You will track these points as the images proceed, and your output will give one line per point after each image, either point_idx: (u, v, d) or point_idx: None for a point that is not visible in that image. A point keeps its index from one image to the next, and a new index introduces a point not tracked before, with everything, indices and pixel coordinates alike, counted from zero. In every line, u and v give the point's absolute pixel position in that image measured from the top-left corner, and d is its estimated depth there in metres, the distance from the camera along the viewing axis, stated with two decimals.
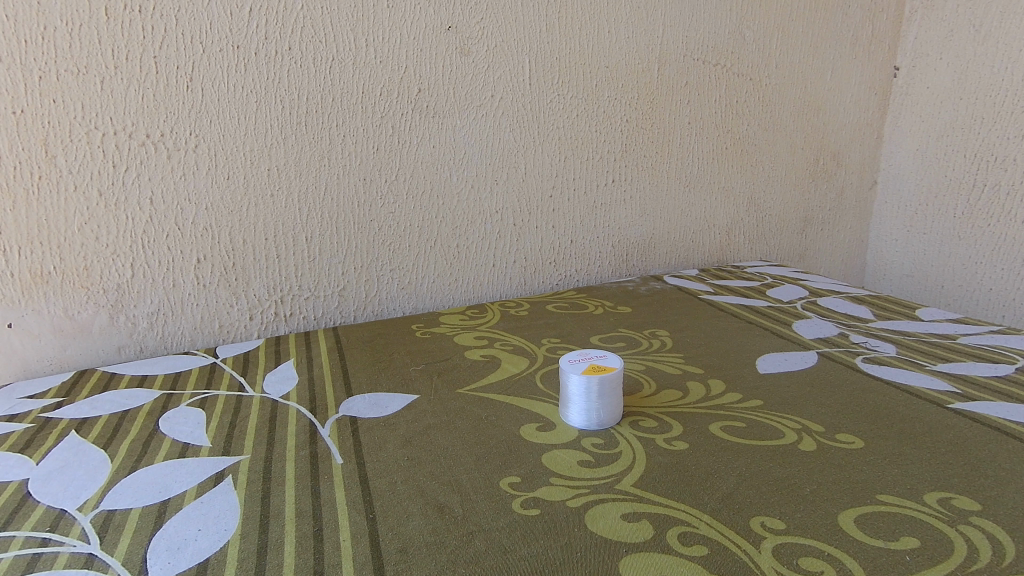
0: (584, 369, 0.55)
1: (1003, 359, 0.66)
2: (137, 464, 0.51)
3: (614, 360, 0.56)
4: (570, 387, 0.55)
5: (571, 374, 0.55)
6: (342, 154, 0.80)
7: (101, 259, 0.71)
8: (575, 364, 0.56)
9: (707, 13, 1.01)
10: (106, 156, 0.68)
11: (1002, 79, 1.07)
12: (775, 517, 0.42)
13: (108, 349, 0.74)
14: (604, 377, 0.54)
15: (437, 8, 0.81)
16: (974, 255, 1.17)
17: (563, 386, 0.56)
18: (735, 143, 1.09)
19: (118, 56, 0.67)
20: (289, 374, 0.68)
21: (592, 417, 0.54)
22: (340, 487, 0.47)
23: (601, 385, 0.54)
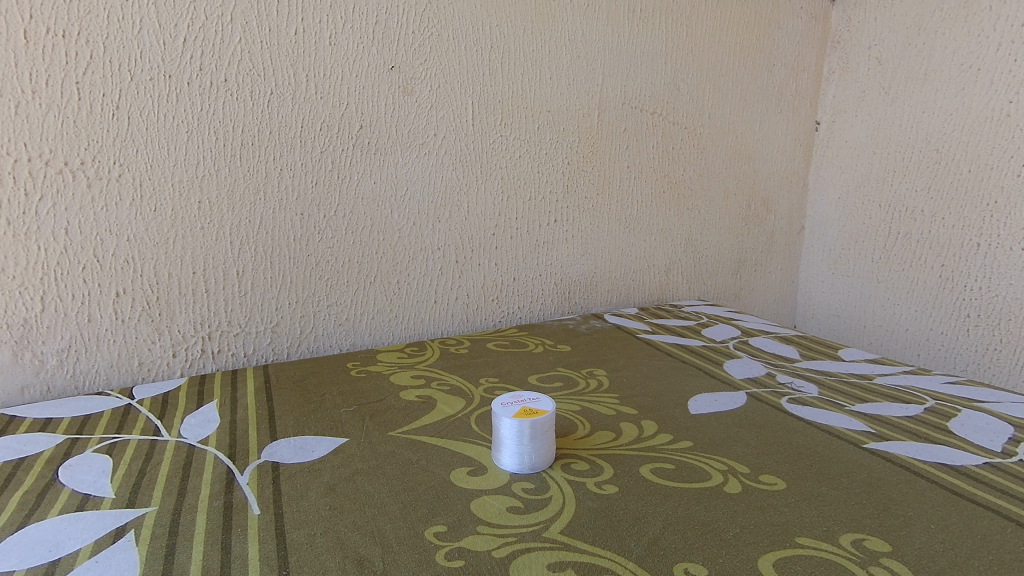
0: (516, 412, 0.55)
1: (914, 399, 0.70)
2: (26, 519, 0.47)
3: (546, 403, 0.56)
4: (501, 430, 0.54)
5: (502, 417, 0.54)
6: (279, 187, 0.78)
7: (6, 291, 0.66)
8: (507, 407, 0.56)
9: (644, 64, 1.06)
10: (18, 184, 0.64)
11: (909, 136, 1.17)
12: (697, 563, 0.42)
13: (9, 389, 0.68)
14: (536, 420, 0.53)
15: (381, 47, 0.82)
16: (892, 297, 1.24)
17: (496, 429, 0.55)
18: (672, 187, 1.14)
19: (37, 81, 0.64)
20: (211, 416, 0.65)
21: (524, 461, 0.53)
22: (254, 541, 0.44)
23: (532, 428, 0.53)
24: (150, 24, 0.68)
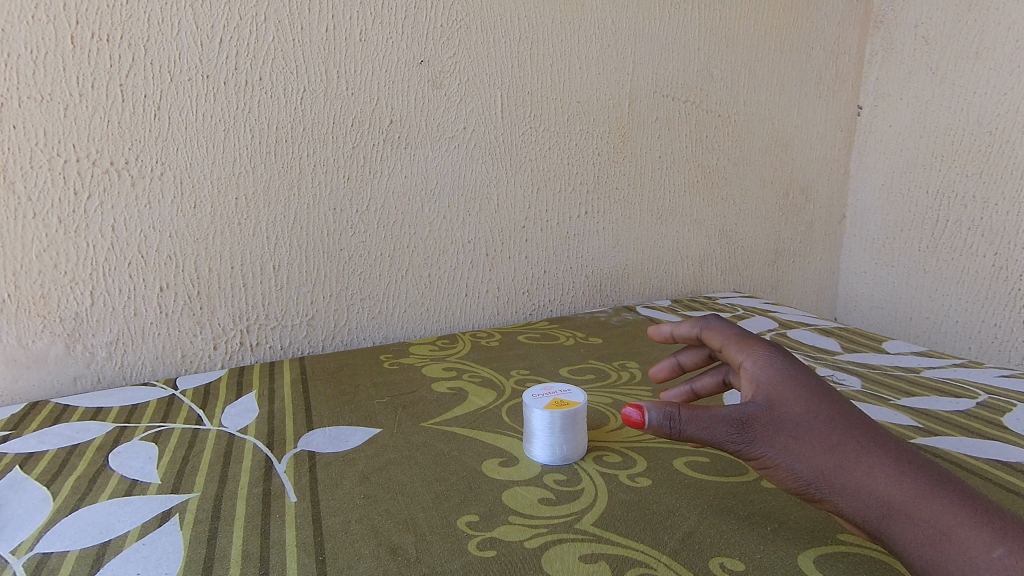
0: (547, 403, 0.54)
1: (966, 393, 0.67)
2: (80, 503, 0.49)
3: (578, 395, 0.56)
4: (532, 421, 0.54)
5: (534, 408, 0.54)
6: (313, 183, 0.80)
7: (59, 287, 0.69)
8: (538, 399, 0.55)
9: (676, 52, 1.04)
10: (68, 184, 0.67)
11: (959, 119, 1.12)
12: (734, 558, 0.41)
13: (62, 380, 0.71)
14: (568, 412, 0.53)
15: (410, 42, 0.82)
16: (940, 288, 1.19)
17: (527, 420, 0.55)
18: (705, 177, 1.11)
19: (84, 85, 0.66)
20: (250, 406, 0.67)
21: (556, 452, 0.53)
22: (291, 527, 0.45)
23: (564, 420, 0.53)
24: (188, 26, 0.70)
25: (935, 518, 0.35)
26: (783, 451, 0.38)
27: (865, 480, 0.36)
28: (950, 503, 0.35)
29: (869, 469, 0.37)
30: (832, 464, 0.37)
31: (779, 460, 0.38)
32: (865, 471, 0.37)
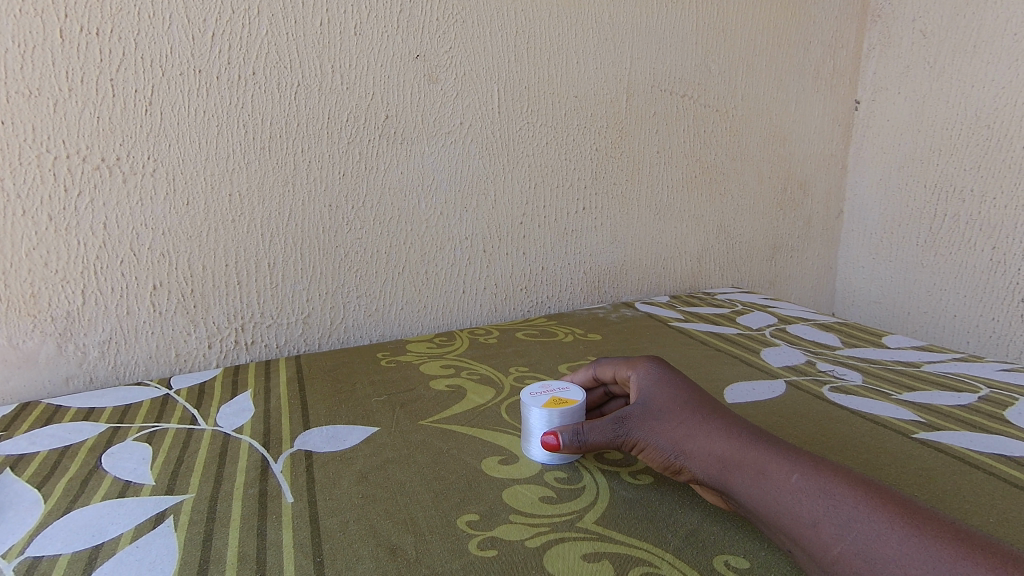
0: (545, 402, 0.54)
1: (966, 387, 0.67)
2: (72, 505, 0.48)
3: (577, 393, 0.55)
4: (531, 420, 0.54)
5: (532, 407, 0.53)
6: (308, 179, 0.79)
7: (49, 286, 0.68)
8: (535, 397, 0.55)
9: (674, 46, 1.03)
10: (58, 180, 0.66)
11: (957, 113, 1.12)
12: (738, 556, 0.41)
13: (54, 380, 0.70)
14: (564, 410, 0.52)
15: (406, 36, 0.81)
16: (938, 282, 1.19)
17: (525, 419, 0.54)
18: (703, 172, 1.11)
19: (73, 79, 0.65)
20: (245, 405, 0.66)
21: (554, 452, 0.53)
22: (288, 528, 0.44)
23: (562, 417, 0.53)
24: (179, 19, 0.69)
25: (754, 463, 0.42)
26: (650, 432, 0.48)
27: (702, 442, 0.45)
28: (767, 450, 0.43)
29: (708, 431, 0.45)
30: (683, 435, 0.46)
31: (647, 440, 0.48)
32: (703, 435, 0.45)
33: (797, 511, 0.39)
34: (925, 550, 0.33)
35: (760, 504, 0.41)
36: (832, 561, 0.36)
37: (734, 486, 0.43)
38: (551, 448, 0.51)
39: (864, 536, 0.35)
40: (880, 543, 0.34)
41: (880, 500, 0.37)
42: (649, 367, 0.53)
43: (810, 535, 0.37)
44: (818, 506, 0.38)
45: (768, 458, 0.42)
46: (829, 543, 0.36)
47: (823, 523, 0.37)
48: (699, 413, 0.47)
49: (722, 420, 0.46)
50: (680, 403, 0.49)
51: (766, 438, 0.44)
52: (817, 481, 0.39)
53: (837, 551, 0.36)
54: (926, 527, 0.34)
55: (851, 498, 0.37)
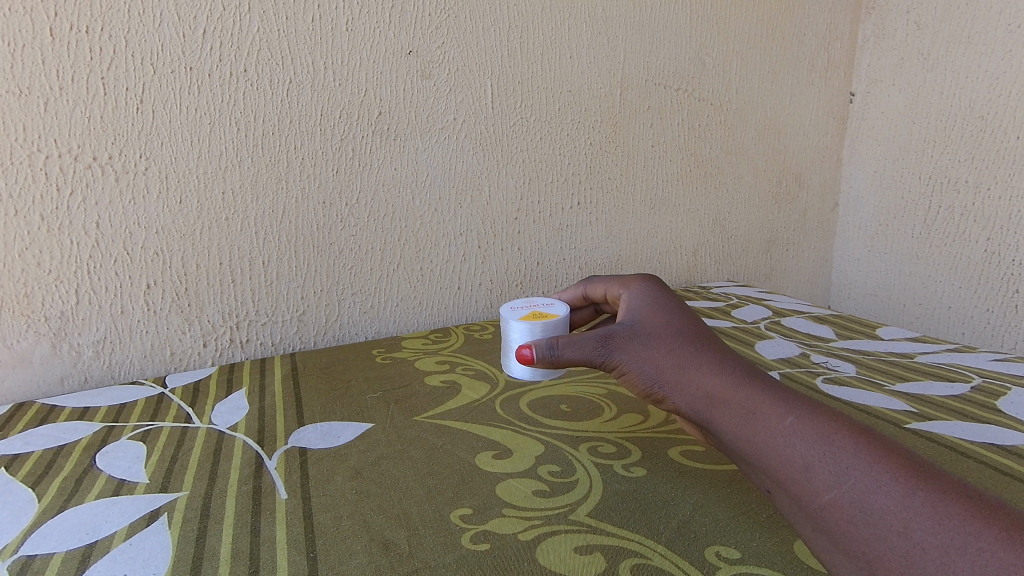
0: (524, 317, 0.57)
1: (960, 377, 0.67)
2: (66, 504, 0.48)
3: (555, 310, 0.58)
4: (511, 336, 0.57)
5: (511, 320, 0.56)
6: (301, 177, 0.79)
7: (43, 285, 0.67)
8: (515, 314, 0.58)
9: (668, 39, 1.03)
10: (50, 180, 0.66)
11: (951, 104, 1.12)
12: (730, 546, 0.41)
13: (49, 380, 0.70)
14: (545, 323, 0.55)
15: (397, 31, 0.81)
16: (933, 274, 1.20)
17: (506, 335, 0.58)
18: (699, 165, 1.11)
19: (63, 78, 0.65)
20: (240, 403, 0.66)
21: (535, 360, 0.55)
22: (282, 524, 0.44)
23: (542, 329, 0.56)
24: (169, 17, 0.68)
25: (745, 401, 0.40)
26: (637, 357, 0.45)
27: (692, 375, 0.43)
28: (761, 389, 0.40)
29: (699, 365, 0.43)
30: (671, 365, 0.44)
31: (631, 364, 0.45)
32: (694, 369, 0.43)
33: (790, 454, 0.36)
34: (927, 503, 0.31)
35: (747, 443, 0.39)
36: (822, 507, 0.34)
37: (721, 422, 0.40)
38: (525, 361, 0.49)
39: (861, 485, 0.33)
40: (879, 494, 0.33)
41: (879, 449, 0.35)
42: (642, 292, 0.52)
43: (801, 480, 0.35)
44: (814, 451, 0.36)
45: (762, 399, 0.39)
46: (822, 489, 0.34)
47: (818, 469, 0.35)
48: (692, 345, 0.45)
49: (715, 355, 0.44)
50: (673, 334, 0.46)
51: (759, 377, 0.41)
52: (814, 425, 0.37)
53: (830, 498, 0.34)
54: (927, 480, 0.33)
55: (850, 445, 0.35)
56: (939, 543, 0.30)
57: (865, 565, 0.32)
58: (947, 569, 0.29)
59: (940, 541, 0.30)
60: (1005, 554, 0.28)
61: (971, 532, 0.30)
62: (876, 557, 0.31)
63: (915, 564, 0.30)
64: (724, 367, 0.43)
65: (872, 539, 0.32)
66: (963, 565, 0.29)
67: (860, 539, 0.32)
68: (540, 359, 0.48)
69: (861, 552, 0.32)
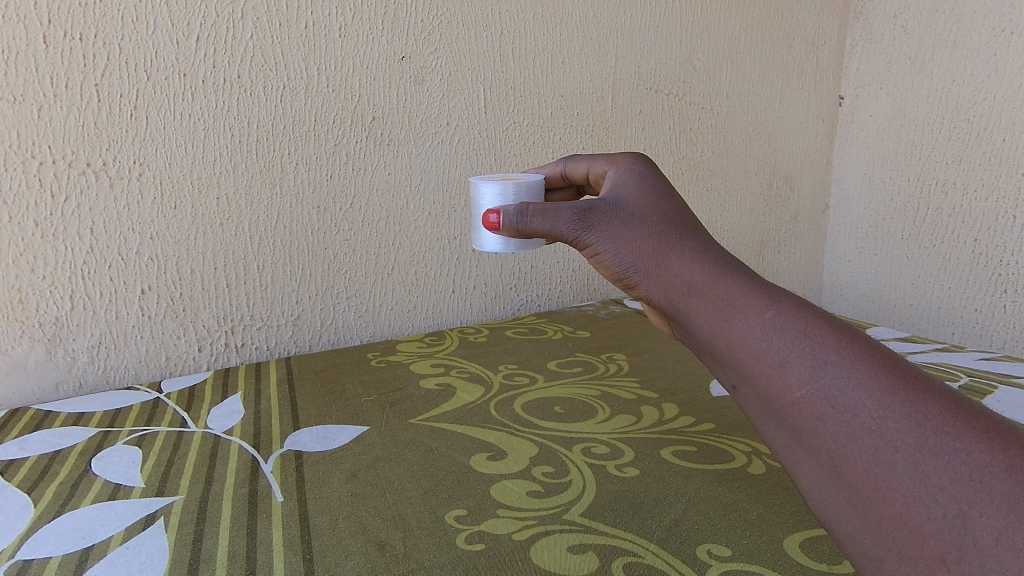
0: (496, 181, 0.56)
1: (947, 376, 0.68)
2: (62, 509, 0.48)
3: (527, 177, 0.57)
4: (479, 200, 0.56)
5: (482, 182, 0.55)
6: (295, 182, 0.79)
7: (37, 291, 0.68)
8: (486, 180, 0.57)
9: (659, 44, 1.04)
10: (44, 186, 0.66)
11: (938, 107, 1.14)
12: (721, 544, 0.42)
13: (43, 386, 0.70)
14: (516, 186, 0.55)
15: (390, 37, 0.82)
16: (922, 274, 1.21)
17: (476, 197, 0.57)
18: (690, 169, 1.12)
19: (57, 84, 0.65)
20: (236, 407, 0.66)
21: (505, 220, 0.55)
22: (278, 527, 0.45)
23: (514, 193, 0.55)
24: (163, 24, 0.69)
25: (725, 293, 0.38)
26: (612, 236, 0.44)
27: (672, 266, 0.41)
28: (742, 279, 0.38)
29: (680, 251, 0.41)
30: (650, 255, 0.42)
31: (607, 245, 0.44)
32: (674, 258, 0.41)
33: (764, 346, 0.35)
34: (905, 403, 0.31)
35: (718, 334, 0.37)
36: (792, 403, 0.33)
37: (693, 311, 0.39)
38: (493, 228, 0.49)
39: (838, 382, 0.32)
40: (856, 392, 0.32)
41: (862, 347, 0.34)
42: (631, 162, 0.50)
43: (773, 374, 0.34)
44: (792, 346, 0.34)
45: (743, 289, 0.37)
46: (794, 384, 0.34)
47: (793, 364, 0.34)
48: (675, 230, 0.43)
49: (698, 241, 0.42)
50: (658, 217, 0.44)
51: (744, 269, 0.39)
52: (796, 318, 0.35)
53: (802, 394, 0.33)
54: (909, 379, 0.32)
55: (833, 341, 0.34)
56: (913, 442, 0.30)
57: (830, 464, 0.32)
58: (918, 469, 0.29)
59: (914, 440, 0.30)
60: (979, 455, 0.29)
61: (948, 433, 0.30)
62: (844, 456, 0.31)
63: (885, 464, 0.30)
64: (708, 257, 0.41)
65: (841, 436, 0.32)
66: (936, 467, 0.29)
67: (829, 436, 0.32)
68: (509, 228, 0.48)
69: (827, 451, 0.32)
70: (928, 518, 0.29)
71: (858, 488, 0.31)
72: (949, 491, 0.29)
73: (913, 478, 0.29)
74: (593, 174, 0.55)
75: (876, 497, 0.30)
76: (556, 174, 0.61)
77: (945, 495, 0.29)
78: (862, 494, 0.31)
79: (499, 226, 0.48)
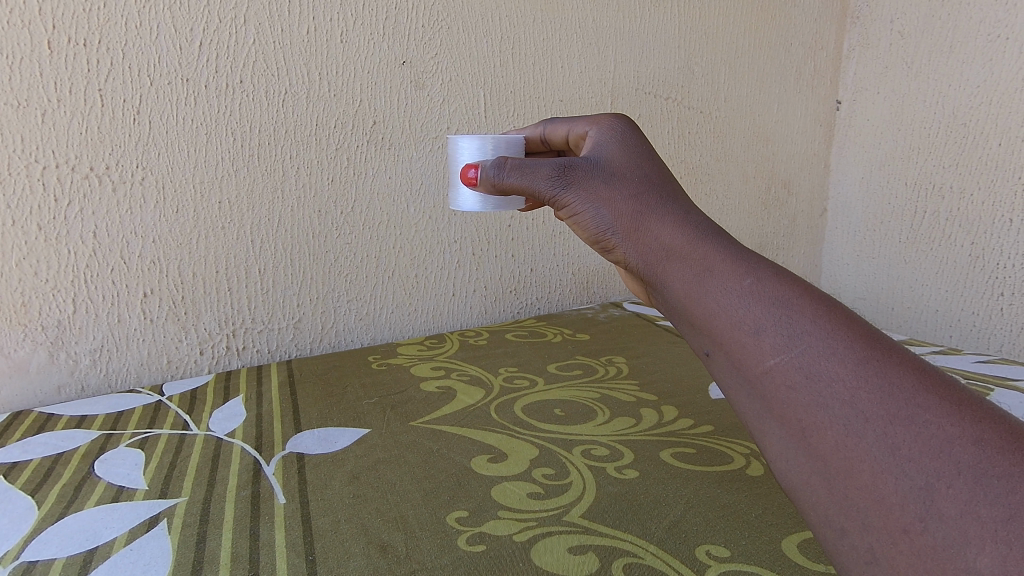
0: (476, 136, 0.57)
1: None
2: (66, 511, 0.48)
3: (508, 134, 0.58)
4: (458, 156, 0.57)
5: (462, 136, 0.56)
6: (297, 186, 0.80)
7: (40, 295, 0.68)
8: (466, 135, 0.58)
9: (657, 49, 1.04)
10: (47, 191, 0.66)
11: (934, 111, 1.15)
12: (719, 545, 0.42)
13: (46, 389, 0.70)
14: (492, 141, 0.56)
15: (391, 43, 0.82)
16: (920, 277, 1.22)
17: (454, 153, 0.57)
18: (689, 173, 1.13)
19: (61, 90, 0.65)
20: (237, 410, 0.66)
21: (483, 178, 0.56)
22: (281, 528, 0.45)
23: (493, 148, 0.56)
24: (166, 29, 0.69)
25: (703, 258, 0.38)
26: (592, 197, 0.45)
27: (651, 229, 0.41)
28: (721, 244, 0.39)
29: (660, 214, 0.42)
30: (628, 217, 0.43)
31: (585, 206, 0.45)
32: (653, 222, 0.41)
33: (740, 312, 0.36)
34: (879, 374, 0.31)
35: (693, 297, 0.38)
36: (764, 371, 0.34)
37: (670, 276, 0.40)
38: (471, 184, 0.53)
39: (812, 351, 0.33)
40: (830, 361, 0.32)
41: (839, 318, 0.34)
42: (613, 122, 0.50)
43: (747, 340, 0.35)
44: (767, 314, 0.35)
45: (722, 255, 0.38)
46: (768, 353, 0.34)
47: (768, 332, 0.34)
48: (656, 193, 0.43)
49: (678, 205, 0.42)
50: (639, 180, 0.44)
51: (724, 235, 0.40)
52: (774, 286, 0.35)
53: (775, 362, 0.34)
54: (884, 351, 0.32)
55: (809, 311, 0.34)
56: (884, 413, 0.30)
57: (799, 433, 0.32)
58: (887, 440, 0.30)
59: (885, 411, 0.30)
60: (950, 428, 0.29)
61: (919, 406, 0.30)
62: (814, 427, 0.32)
63: (856, 434, 0.31)
64: (687, 222, 0.41)
65: (812, 405, 0.32)
66: (906, 437, 0.30)
67: (800, 405, 0.32)
68: (488, 183, 0.50)
69: (797, 420, 0.33)
70: (895, 490, 0.29)
71: (826, 459, 0.31)
72: (918, 462, 0.29)
73: (883, 447, 0.30)
74: (573, 136, 0.55)
75: (844, 467, 0.31)
76: (537, 135, 0.61)
77: (913, 467, 0.29)
78: (829, 463, 0.31)
79: (476, 181, 0.53)
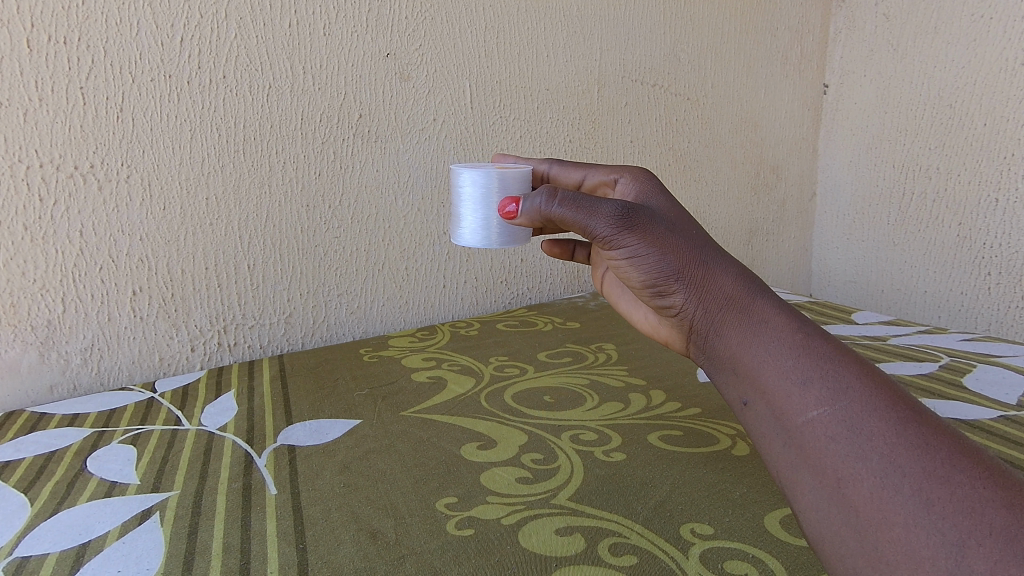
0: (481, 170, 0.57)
1: (929, 357, 0.73)
2: (59, 507, 0.49)
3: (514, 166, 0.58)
4: (465, 189, 0.57)
5: (467, 172, 0.56)
6: (284, 180, 0.80)
7: (28, 295, 0.68)
8: (471, 168, 0.58)
9: (642, 36, 1.04)
10: (32, 191, 0.66)
11: (921, 94, 1.16)
12: (703, 523, 0.43)
13: (38, 390, 0.70)
14: (504, 172, 0.56)
15: (375, 35, 0.82)
16: (909, 259, 1.23)
17: (459, 188, 0.58)
18: (678, 159, 1.13)
19: (43, 89, 0.65)
20: (229, 405, 0.67)
21: (487, 222, 0.57)
22: (272, 518, 0.46)
23: (501, 186, 0.56)
24: (147, 25, 0.69)
25: (759, 311, 0.40)
26: (656, 243, 0.42)
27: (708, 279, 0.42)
28: (776, 301, 0.40)
29: (723, 268, 0.42)
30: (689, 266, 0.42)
31: (648, 252, 0.42)
32: (714, 273, 0.42)
33: (791, 364, 0.37)
34: (917, 434, 0.33)
35: (748, 347, 0.39)
36: (806, 422, 0.35)
37: (727, 325, 0.40)
38: (511, 217, 0.48)
39: (855, 406, 0.34)
40: (872, 417, 0.34)
41: (881, 380, 0.36)
42: (646, 187, 0.53)
43: (793, 391, 0.36)
44: (817, 367, 0.36)
45: (779, 311, 0.39)
46: (812, 405, 0.35)
47: (815, 384, 0.36)
48: (714, 245, 0.43)
49: (734, 260, 0.43)
50: (697, 231, 0.44)
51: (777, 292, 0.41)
52: (824, 343, 0.37)
53: (818, 414, 0.35)
54: (921, 414, 0.34)
55: (854, 368, 0.36)
56: (921, 470, 0.32)
57: (833, 484, 0.33)
58: (922, 495, 0.31)
59: (921, 468, 0.32)
60: (984, 489, 0.31)
61: (953, 466, 0.32)
62: (848, 478, 0.33)
63: (891, 488, 0.32)
64: (743, 275, 0.42)
65: (850, 457, 0.33)
66: (940, 495, 0.31)
67: (838, 456, 0.34)
68: (534, 212, 0.45)
69: (833, 469, 0.34)
70: (926, 544, 0.30)
71: (858, 510, 0.32)
72: (949, 519, 0.30)
73: (917, 501, 0.31)
74: (592, 182, 0.59)
75: (876, 518, 0.32)
76: (541, 171, 0.64)
77: (946, 524, 0.30)
78: (861, 514, 0.32)
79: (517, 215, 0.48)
